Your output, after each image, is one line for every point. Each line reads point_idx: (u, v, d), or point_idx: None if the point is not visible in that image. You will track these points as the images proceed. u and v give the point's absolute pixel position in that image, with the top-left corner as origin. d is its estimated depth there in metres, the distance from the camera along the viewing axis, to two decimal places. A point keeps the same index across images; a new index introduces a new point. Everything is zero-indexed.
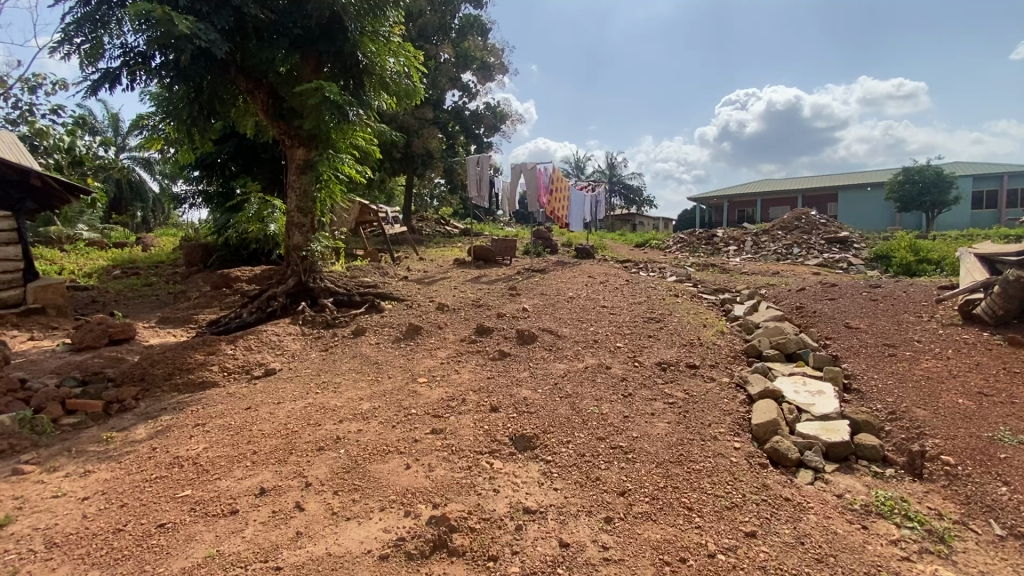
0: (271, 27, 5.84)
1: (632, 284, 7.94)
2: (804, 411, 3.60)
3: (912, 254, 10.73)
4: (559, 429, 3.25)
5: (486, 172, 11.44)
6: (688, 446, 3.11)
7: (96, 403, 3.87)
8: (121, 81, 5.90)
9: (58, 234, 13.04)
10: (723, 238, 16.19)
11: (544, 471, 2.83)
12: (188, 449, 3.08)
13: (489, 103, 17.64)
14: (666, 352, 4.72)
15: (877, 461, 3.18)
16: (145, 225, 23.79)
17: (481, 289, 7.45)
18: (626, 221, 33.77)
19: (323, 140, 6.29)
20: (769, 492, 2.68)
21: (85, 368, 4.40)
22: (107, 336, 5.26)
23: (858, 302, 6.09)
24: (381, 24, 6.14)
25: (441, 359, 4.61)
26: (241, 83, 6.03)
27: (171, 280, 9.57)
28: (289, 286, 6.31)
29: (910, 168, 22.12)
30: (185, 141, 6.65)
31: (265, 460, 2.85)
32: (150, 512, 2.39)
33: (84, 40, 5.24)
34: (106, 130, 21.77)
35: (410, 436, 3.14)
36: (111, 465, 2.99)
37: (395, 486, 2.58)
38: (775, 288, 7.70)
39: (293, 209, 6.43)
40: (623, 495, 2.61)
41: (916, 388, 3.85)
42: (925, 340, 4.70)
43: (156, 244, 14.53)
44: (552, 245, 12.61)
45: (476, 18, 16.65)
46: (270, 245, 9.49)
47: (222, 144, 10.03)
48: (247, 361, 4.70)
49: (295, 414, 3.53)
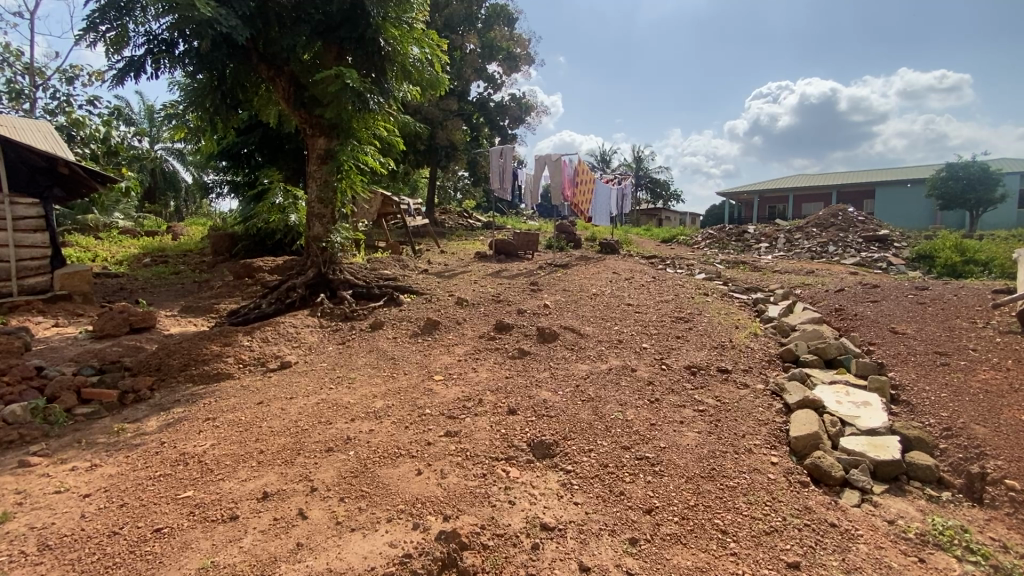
0: (293, 14, 5.70)
1: (659, 281, 7.65)
2: (848, 424, 3.33)
3: (958, 254, 10.16)
4: (580, 436, 3.05)
5: (510, 164, 11.22)
6: (721, 460, 2.87)
7: (111, 392, 3.85)
8: (145, 69, 5.88)
9: (94, 222, 13.42)
10: (754, 235, 15.65)
11: (563, 483, 2.63)
12: (195, 445, 2.98)
13: (514, 94, 17.35)
14: (695, 355, 4.46)
15: (931, 482, 2.90)
16: (178, 215, 24.28)
17: (503, 284, 7.24)
18: (652, 216, 33.12)
19: (343, 130, 6.15)
20: (813, 517, 2.43)
21: (102, 357, 4.38)
22: (128, 325, 5.27)
23: (904, 306, 5.70)
24: (405, 10, 5.91)
25: (458, 356, 4.45)
26: (262, 70, 5.94)
27: (198, 268, 9.70)
28: (308, 277, 6.23)
29: (955, 164, 21.01)
30: (208, 130, 6.61)
31: (272, 460, 2.73)
32: (148, 514, 2.29)
33: (109, 28, 5.20)
34: (141, 122, 22.27)
35: (423, 438, 2.98)
36: (118, 459, 2.92)
37: (404, 494, 2.43)
38: (811, 289, 7.31)
39: (314, 199, 6.35)
40: (649, 513, 2.40)
41: (974, 402, 3.52)
42: (981, 349, 4.33)
43: (185, 233, 14.83)
44: (575, 239, 12.32)
45: (503, 7, 16.32)
46: (292, 236, 9.47)
47: (248, 135, 10.04)
48: (263, 353, 4.61)
49: (306, 411, 3.41)
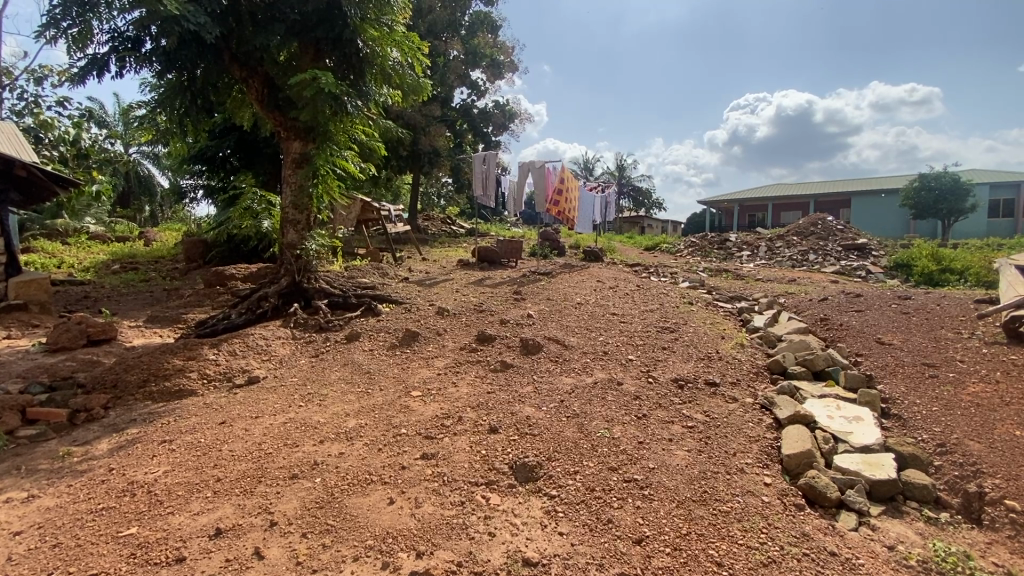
0: (267, 12, 5.48)
1: (643, 290, 7.55)
2: (840, 441, 3.23)
3: (934, 263, 10.29)
4: (565, 456, 2.88)
5: (493, 170, 11.04)
6: (713, 481, 2.72)
7: (60, 412, 3.58)
8: (110, 68, 5.59)
9: (63, 227, 12.95)
10: (735, 243, 15.72)
11: (547, 510, 2.45)
12: (145, 472, 2.73)
13: (497, 101, 17.26)
14: (682, 367, 4.33)
15: (928, 503, 2.81)
16: (154, 220, 23.58)
17: (485, 293, 7.04)
18: (634, 224, 33.38)
19: (320, 133, 5.91)
20: (813, 545, 2.29)
21: (53, 372, 4.09)
22: (85, 337, 4.96)
23: (888, 316, 5.66)
24: (384, 12, 5.72)
25: (437, 370, 4.25)
26: (235, 71, 5.70)
27: (169, 276, 9.34)
28: (281, 286, 5.97)
29: (927, 175, 21.48)
30: (177, 132, 6.33)
31: (229, 490, 2.50)
32: (83, 557, 2.06)
33: (70, 24, 4.90)
34: (116, 124, 21.71)
35: (397, 462, 2.78)
36: (60, 489, 2.65)
37: (374, 528, 2.23)
38: (795, 297, 7.29)
39: (288, 205, 6.08)
40: (639, 544, 2.24)
41: (966, 417, 3.45)
42: (969, 361, 4.28)
43: (159, 239, 14.38)
44: (559, 247, 12.18)
45: (486, 14, 16.28)
46: (265, 242, 9.13)
47: (223, 138, 9.73)
48: (230, 367, 4.34)
49: (272, 432, 3.17)
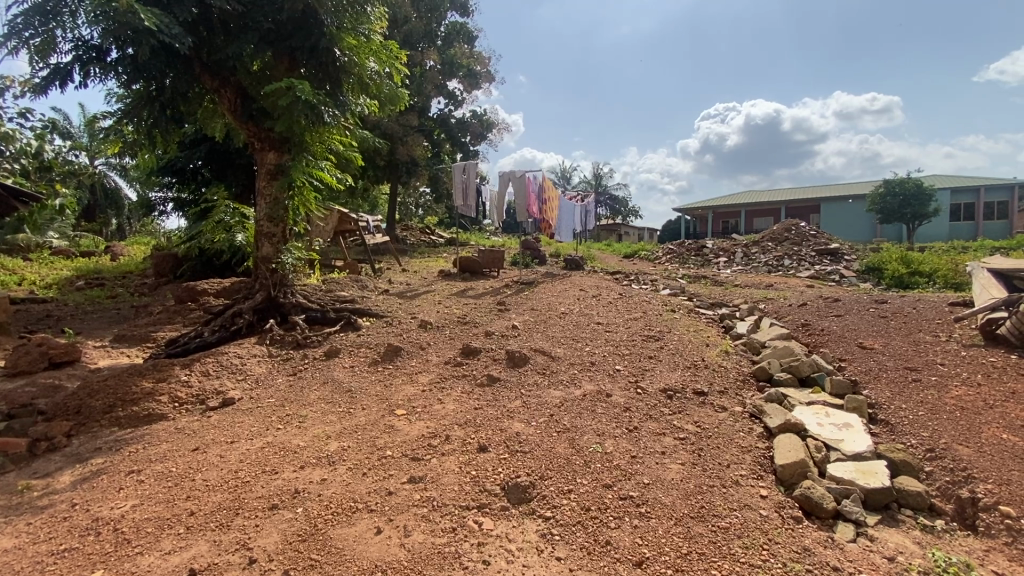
0: (239, 21, 5.33)
1: (626, 298, 7.52)
2: (832, 449, 3.21)
3: (904, 266, 10.56)
4: (558, 474, 2.79)
5: (472, 179, 10.96)
6: (709, 495, 2.67)
7: (19, 441, 3.34)
8: (74, 78, 5.36)
9: (24, 242, 12.41)
10: (712, 249, 15.94)
11: (543, 533, 2.36)
12: (111, 507, 2.54)
13: (475, 111, 17.25)
14: (670, 376, 4.29)
15: (923, 510, 2.81)
16: (121, 233, 22.89)
17: (468, 304, 6.92)
18: (611, 231, 33.72)
19: (296, 144, 5.76)
20: (815, 560, 2.25)
21: (11, 401, 3.84)
22: (47, 359, 4.68)
23: (868, 320, 5.73)
24: (361, 21, 5.63)
25: (422, 386, 4.12)
26: (206, 81, 5.51)
27: (137, 292, 8.98)
28: (257, 301, 5.76)
29: (892, 181, 22.15)
30: (144, 143, 6.09)
31: (204, 524, 2.34)
32: None
33: (32, 34, 4.66)
34: (80, 134, 21.03)
35: (383, 487, 2.65)
36: (18, 528, 2.45)
37: (362, 561, 2.11)
38: (774, 303, 7.36)
39: (263, 218, 5.89)
40: (640, 566, 2.16)
41: (952, 421, 3.48)
42: (949, 364, 4.34)
43: (127, 253, 13.89)
44: (540, 256, 12.17)
45: (462, 25, 16.28)
46: (238, 256, 8.85)
47: (193, 149, 9.46)
48: (203, 389, 4.14)
49: (249, 458, 3.01)
